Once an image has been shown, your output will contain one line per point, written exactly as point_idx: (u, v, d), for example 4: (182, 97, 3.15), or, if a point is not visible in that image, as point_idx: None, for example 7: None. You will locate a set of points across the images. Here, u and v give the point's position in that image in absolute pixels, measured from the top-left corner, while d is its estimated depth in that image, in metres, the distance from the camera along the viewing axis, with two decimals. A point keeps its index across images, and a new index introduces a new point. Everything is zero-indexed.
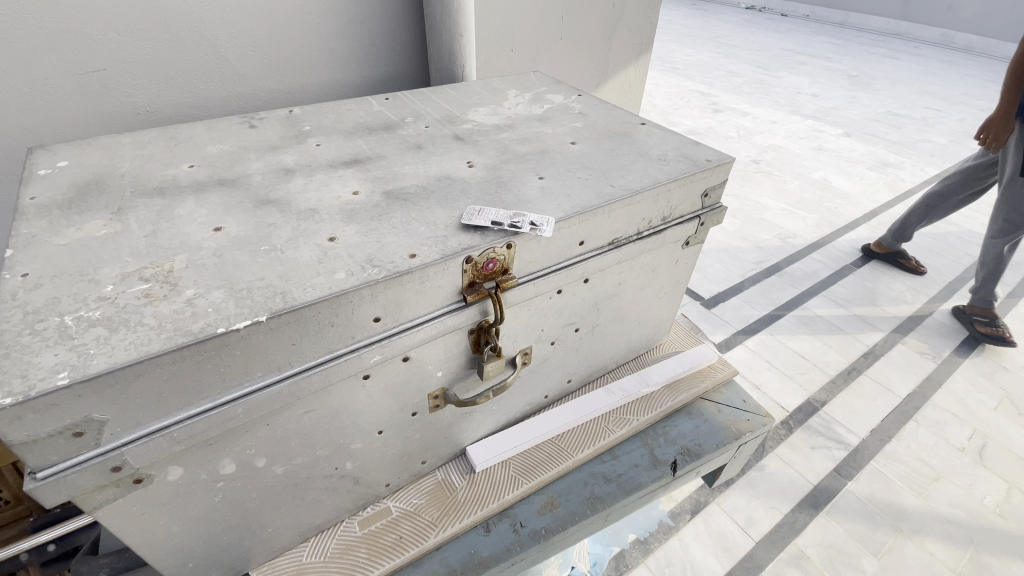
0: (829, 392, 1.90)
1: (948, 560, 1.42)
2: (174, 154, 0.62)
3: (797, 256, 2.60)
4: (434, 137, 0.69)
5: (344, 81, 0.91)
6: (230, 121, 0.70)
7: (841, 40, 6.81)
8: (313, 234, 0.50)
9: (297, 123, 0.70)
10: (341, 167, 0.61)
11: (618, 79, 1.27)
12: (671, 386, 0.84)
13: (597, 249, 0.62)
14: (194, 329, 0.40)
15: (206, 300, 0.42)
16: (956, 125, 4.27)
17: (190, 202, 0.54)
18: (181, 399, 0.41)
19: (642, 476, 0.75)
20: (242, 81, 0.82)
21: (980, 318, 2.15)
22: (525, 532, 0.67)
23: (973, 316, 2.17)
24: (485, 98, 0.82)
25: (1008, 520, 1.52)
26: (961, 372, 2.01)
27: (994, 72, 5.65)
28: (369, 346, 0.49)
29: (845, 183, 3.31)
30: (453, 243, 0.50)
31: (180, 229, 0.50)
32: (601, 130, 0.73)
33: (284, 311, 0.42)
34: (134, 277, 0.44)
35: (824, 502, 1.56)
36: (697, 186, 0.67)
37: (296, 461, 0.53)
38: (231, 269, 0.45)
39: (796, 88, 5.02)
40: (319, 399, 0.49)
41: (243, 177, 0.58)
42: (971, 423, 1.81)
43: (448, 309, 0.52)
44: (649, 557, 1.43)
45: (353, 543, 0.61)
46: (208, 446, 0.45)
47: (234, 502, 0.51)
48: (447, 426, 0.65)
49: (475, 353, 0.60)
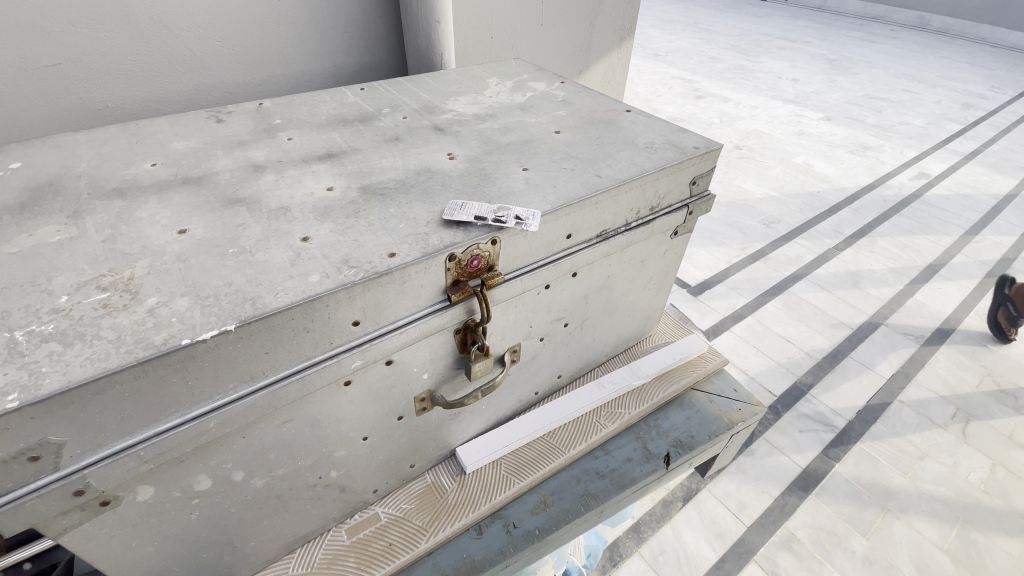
0: (816, 375, 1.91)
1: (934, 537, 1.45)
2: (135, 152, 0.58)
3: (782, 241, 2.62)
4: (412, 128, 0.66)
5: (318, 71, 0.88)
6: (195, 116, 0.66)
7: (819, 24, 6.83)
8: (285, 233, 0.47)
9: (267, 116, 0.67)
10: (315, 161, 0.58)
11: (600, 66, 1.25)
12: (662, 377, 0.82)
13: (584, 241, 0.60)
14: (156, 341, 0.37)
15: (170, 308, 0.39)
16: (933, 107, 4.32)
17: (153, 202, 0.50)
18: (147, 415, 0.38)
19: (635, 471, 0.73)
20: (208, 73, 0.78)
21: (1010, 308, 2.05)
22: (518, 533, 0.66)
23: (1007, 302, 2.05)
24: (464, 87, 0.79)
25: (991, 496, 1.56)
26: (943, 352, 2.04)
27: (969, 54, 5.72)
28: (349, 351, 0.46)
29: (827, 167, 3.33)
30: (434, 240, 0.48)
31: (141, 232, 0.46)
32: (585, 118, 0.71)
33: (254, 318, 0.39)
34: (91, 285, 0.41)
35: (813, 484, 1.57)
36: (685, 174, 0.65)
37: (276, 473, 0.50)
38: (196, 274, 0.42)
39: (777, 73, 5.04)
40: (298, 408, 0.47)
41: (209, 175, 0.55)
42: (953, 401, 1.85)
43: (431, 309, 0.50)
44: (643, 546, 1.43)
45: (340, 552, 0.59)
46: (180, 462, 0.43)
47: (213, 518, 0.49)
48: (435, 429, 0.63)
49: (461, 354, 0.57)
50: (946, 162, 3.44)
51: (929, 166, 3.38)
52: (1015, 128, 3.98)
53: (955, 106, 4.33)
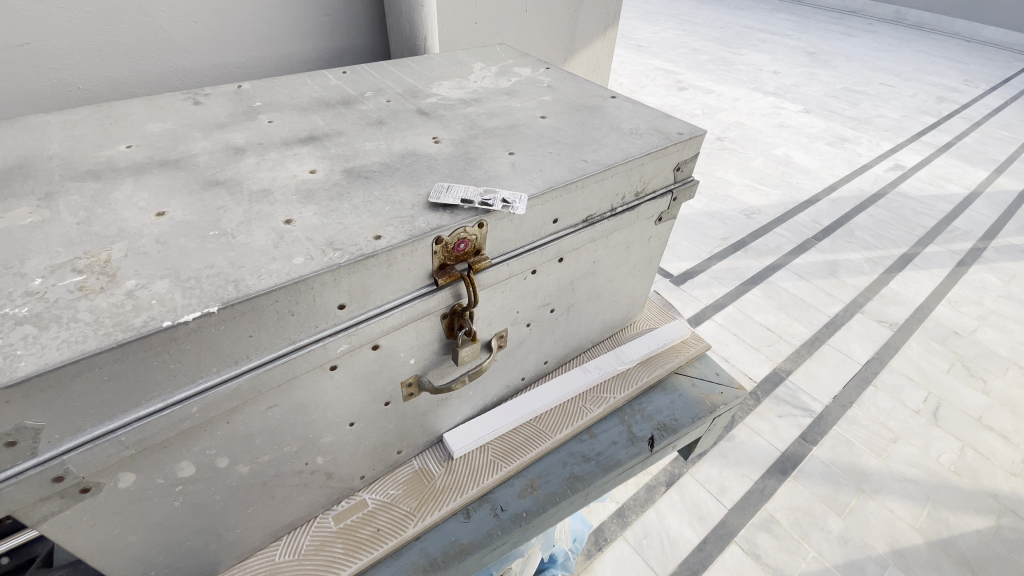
0: (794, 362, 1.96)
1: (906, 516, 1.50)
2: (108, 133, 0.57)
3: (762, 231, 2.66)
4: (396, 112, 0.65)
5: (298, 54, 0.86)
6: (171, 97, 0.64)
7: (799, 17, 6.90)
8: (267, 216, 0.46)
9: (246, 99, 0.65)
10: (297, 144, 0.57)
11: (584, 54, 1.25)
12: (646, 362, 0.83)
13: (571, 226, 0.60)
14: (136, 323, 0.36)
15: (149, 290, 0.38)
16: (909, 100, 4.41)
17: (129, 184, 0.49)
18: (127, 400, 0.37)
19: (620, 454, 0.75)
20: (184, 55, 0.76)
21: None
22: (505, 516, 0.66)
23: None
24: (449, 71, 0.78)
25: (961, 476, 1.62)
26: (916, 338, 2.10)
27: (943, 48, 5.85)
28: (335, 335, 0.46)
29: (806, 159, 3.39)
30: (421, 223, 0.47)
31: (117, 215, 0.45)
32: (571, 104, 0.71)
33: (237, 300, 0.38)
34: (65, 268, 0.40)
35: (791, 467, 1.61)
36: (670, 160, 0.66)
37: (262, 459, 0.50)
38: (176, 256, 0.41)
39: (758, 65, 5.09)
40: (283, 393, 0.46)
41: (188, 157, 0.53)
42: (925, 385, 1.91)
43: (418, 293, 0.50)
44: (627, 530, 1.46)
45: (328, 539, 0.59)
46: (163, 448, 0.42)
47: (197, 506, 0.48)
48: (422, 414, 0.63)
49: (449, 338, 0.57)
50: (920, 154, 3.53)
51: (904, 158, 3.46)
52: (986, 122, 4.09)
53: (929, 100, 4.42)
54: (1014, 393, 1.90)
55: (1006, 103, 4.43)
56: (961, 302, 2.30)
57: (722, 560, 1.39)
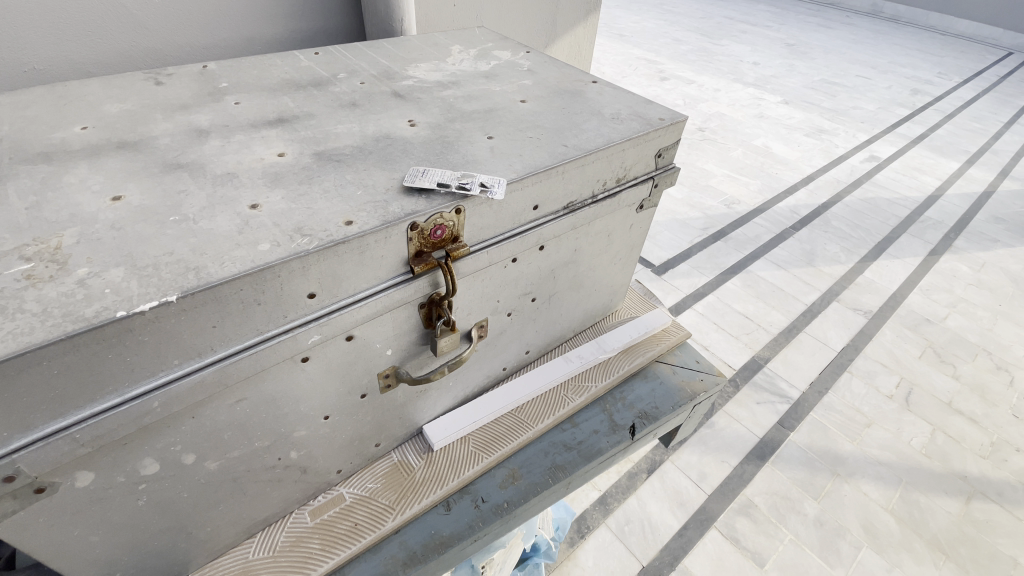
0: (773, 350, 1.99)
1: (879, 498, 1.54)
2: (62, 114, 0.53)
3: (742, 221, 2.68)
4: (371, 94, 0.63)
5: (270, 34, 0.82)
6: (132, 77, 0.61)
7: (779, 9, 6.95)
8: (231, 200, 0.44)
9: (212, 79, 0.62)
10: (265, 126, 0.54)
11: (565, 40, 1.23)
12: (628, 351, 0.83)
13: (552, 213, 0.59)
14: (88, 314, 0.34)
15: (102, 279, 0.36)
16: (884, 92, 4.48)
17: (83, 167, 0.46)
18: (81, 394, 0.35)
19: (601, 442, 0.74)
20: (148, 33, 0.72)
21: None
22: (486, 507, 0.65)
23: None
24: (426, 54, 0.75)
25: (931, 459, 1.67)
26: (889, 325, 2.15)
27: (918, 41, 5.95)
28: (305, 326, 0.44)
29: (785, 149, 3.42)
30: (395, 208, 0.45)
31: (70, 199, 0.42)
32: (551, 88, 0.69)
33: (199, 289, 0.36)
34: (12, 256, 0.37)
35: (769, 452, 1.64)
36: (651, 146, 0.65)
37: (231, 455, 0.48)
38: (133, 243, 0.39)
39: (738, 56, 5.12)
40: (252, 386, 0.44)
41: (147, 139, 0.50)
42: (898, 371, 1.96)
43: (394, 281, 0.48)
44: (609, 517, 1.47)
45: (304, 535, 0.57)
46: (122, 446, 0.40)
47: (163, 504, 0.46)
48: (400, 406, 0.62)
49: (427, 328, 0.56)
50: (895, 145, 3.59)
51: (879, 149, 3.52)
52: (958, 114, 4.18)
53: (904, 92, 4.50)
54: (982, 378, 1.96)
55: (977, 96, 4.53)
56: (932, 290, 2.36)
57: (702, 545, 1.41)
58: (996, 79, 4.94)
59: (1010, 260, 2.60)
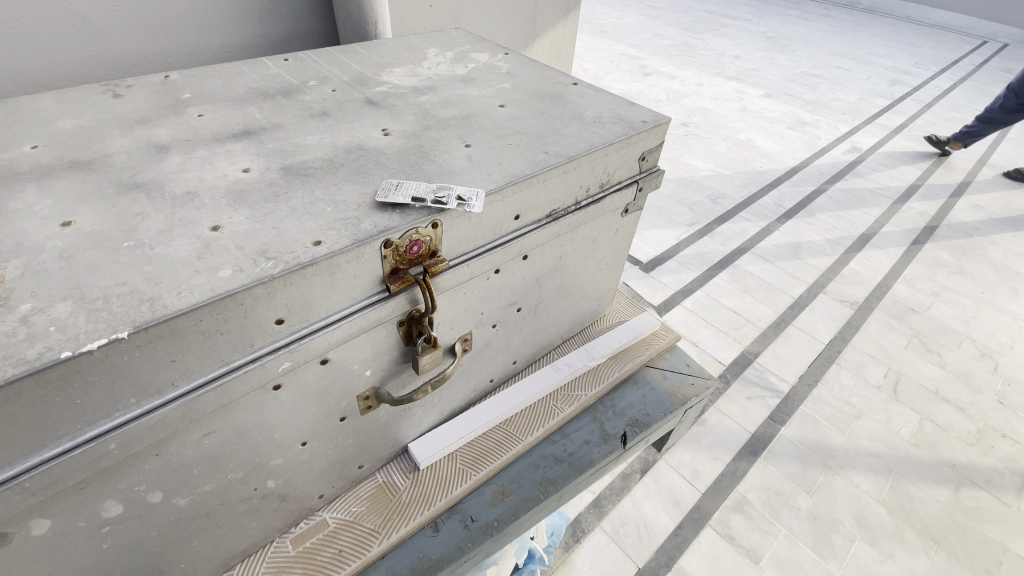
0: (761, 344, 1.99)
1: (871, 490, 1.55)
2: (11, 132, 0.50)
3: (728, 215, 2.69)
4: (342, 102, 0.60)
5: (238, 40, 0.79)
6: (89, 89, 0.58)
7: (758, 2, 6.98)
8: (190, 222, 0.41)
9: (174, 89, 0.59)
10: (229, 140, 0.51)
11: (545, 38, 1.21)
12: (617, 357, 0.82)
13: (535, 222, 0.56)
14: (30, 356, 0.31)
15: (47, 316, 0.33)
16: (863, 83, 4.53)
17: (30, 191, 0.43)
18: (28, 441, 0.32)
19: (593, 453, 0.72)
20: (107, 42, 0.69)
21: None
22: (476, 526, 0.63)
23: None
24: (400, 57, 0.73)
25: (921, 448, 1.68)
26: (876, 316, 2.16)
27: (895, 31, 6.02)
28: (275, 353, 0.41)
29: (768, 142, 3.44)
30: (367, 225, 0.43)
31: (16, 226, 0.39)
32: (531, 91, 0.67)
33: (152, 323, 0.34)
34: None
35: (762, 447, 1.64)
36: (634, 150, 0.63)
37: (202, 490, 0.45)
38: (83, 274, 0.36)
39: (719, 49, 5.14)
40: (221, 418, 0.42)
41: (103, 158, 0.48)
42: (885, 361, 1.97)
43: (369, 301, 0.46)
44: (604, 520, 1.46)
45: (285, 564, 0.55)
46: (80, 489, 0.37)
47: (130, 545, 0.43)
48: (383, 426, 0.59)
49: (407, 346, 0.54)
50: (876, 136, 3.63)
51: (861, 140, 3.55)
52: (937, 103, 4.23)
53: (883, 82, 4.55)
54: (968, 366, 1.98)
55: (955, 85, 4.59)
56: (916, 279, 2.38)
57: (697, 544, 1.41)
58: (972, 68, 5.01)
59: (991, 247, 2.63)
